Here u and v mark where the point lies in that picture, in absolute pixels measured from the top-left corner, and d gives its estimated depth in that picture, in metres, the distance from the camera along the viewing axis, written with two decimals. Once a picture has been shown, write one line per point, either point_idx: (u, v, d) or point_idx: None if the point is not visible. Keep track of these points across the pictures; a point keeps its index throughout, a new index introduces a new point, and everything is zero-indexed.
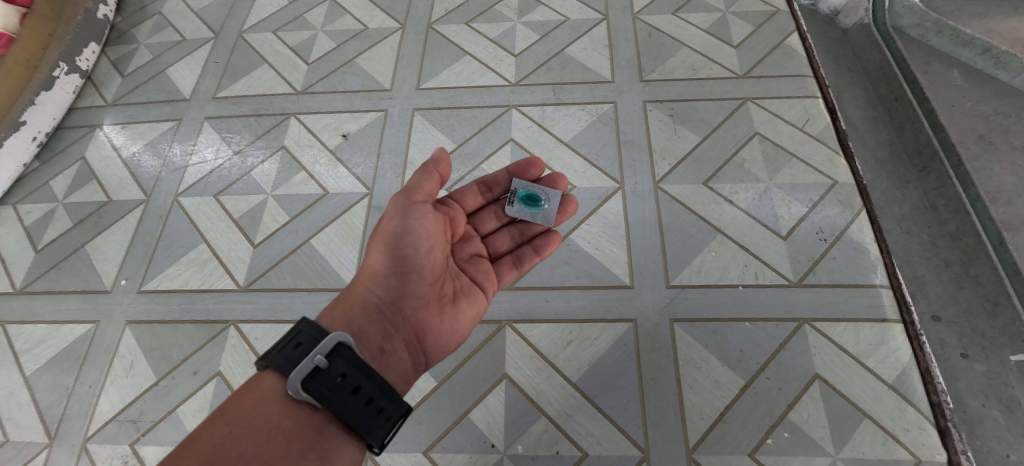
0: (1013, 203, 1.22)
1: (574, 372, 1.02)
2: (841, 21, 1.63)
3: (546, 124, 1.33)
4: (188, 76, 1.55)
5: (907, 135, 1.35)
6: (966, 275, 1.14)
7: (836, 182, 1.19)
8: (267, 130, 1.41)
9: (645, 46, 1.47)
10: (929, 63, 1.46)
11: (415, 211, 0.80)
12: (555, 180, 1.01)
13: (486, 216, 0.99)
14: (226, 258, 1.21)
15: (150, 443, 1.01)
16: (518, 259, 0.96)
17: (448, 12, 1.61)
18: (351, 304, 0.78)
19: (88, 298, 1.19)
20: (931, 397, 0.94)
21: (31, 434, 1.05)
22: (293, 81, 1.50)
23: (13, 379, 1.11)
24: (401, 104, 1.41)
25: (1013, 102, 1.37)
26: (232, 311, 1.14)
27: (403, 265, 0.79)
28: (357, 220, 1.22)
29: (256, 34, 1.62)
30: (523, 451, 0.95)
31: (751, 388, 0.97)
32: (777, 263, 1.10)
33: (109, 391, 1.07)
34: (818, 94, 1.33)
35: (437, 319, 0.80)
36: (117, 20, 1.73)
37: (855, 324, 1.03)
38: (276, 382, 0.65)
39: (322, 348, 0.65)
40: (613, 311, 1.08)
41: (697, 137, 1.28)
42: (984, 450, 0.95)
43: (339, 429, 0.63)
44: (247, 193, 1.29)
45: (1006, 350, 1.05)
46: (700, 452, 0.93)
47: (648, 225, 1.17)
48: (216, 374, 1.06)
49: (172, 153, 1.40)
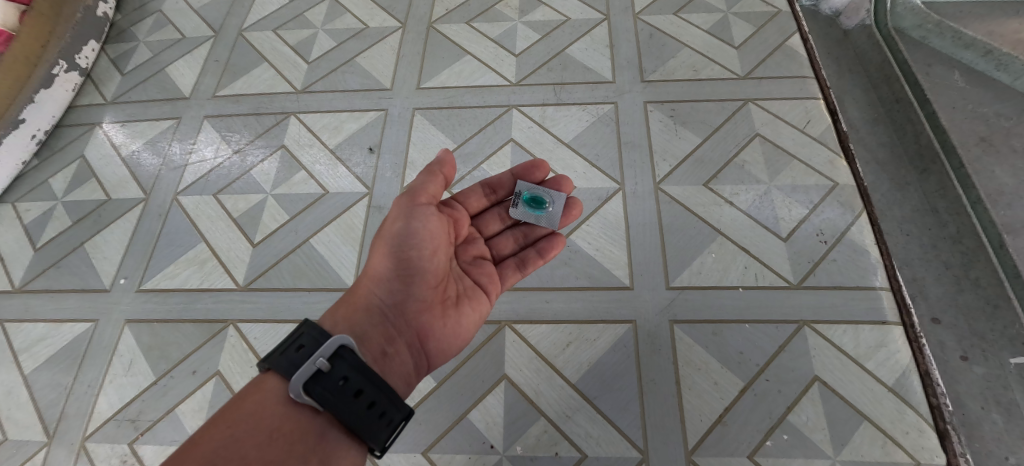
0: (1013, 206, 1.22)
1: (574, 372, 1.02)
2: (841, 22, 1.62)
3: (546, 124, 1.33)
4: (188, 74, 1.55)
5: (907, 136, 1.34)
6: (966, 278, 1.14)
7: (836, 184, 1.19)
8: (267, 129, 1.40)
9: (646, 47, 1.46)
10: (930, 65, 1.46)
11: (419, 214, 0.80)
12: (560, 183, 1.00)
13: (490, 218, 0.99)
14: (226, 258, 1.21)
15: (149, 442, 1.01)
16: (522, 262, 0.95)
17: (449, 11, 1.61)
18: (354, 306, 0.78)
19: (87, 297, 1.19)
20: (930, 400, 0.94)
21: (31, 432, 1.04)
22: (293, 81, 1.49)
23: (13, 378, 1.11)
24: (401, 103, 1.41)
25: (1014, 104, 1.36)
26: (232, 310, 1.14)
27: (406, 267, 0.78)
28: (357, 220, 1.22)
29: (256, 33, 1.62)
30: (522, 452, 0.95)
31: (751, 390, 0.97)
32: (778, 265, 1.10)
33: (108, 390, 1.07)
34: (819, 95, 1.33)
35: (440, 323, 0.79)
36: (117, 18, 1.72)
37: (854, 326, 1.02)
38: (277, 385, 0.64)
39: (324, 351, 0.64)
40: (613, 312, 1.07)
41: (697, 138, 1.28)
42: (983, 452, 0.95)
43: (340, 433, 0.63)
44: (247, 192, 1.29)
45: (1005, 352, 1.05)
46: (699, 454, 0.93)
47: (648, 226, 1.17)
48: (215, 373, 1.06)
49: (172, 151, 1.39)
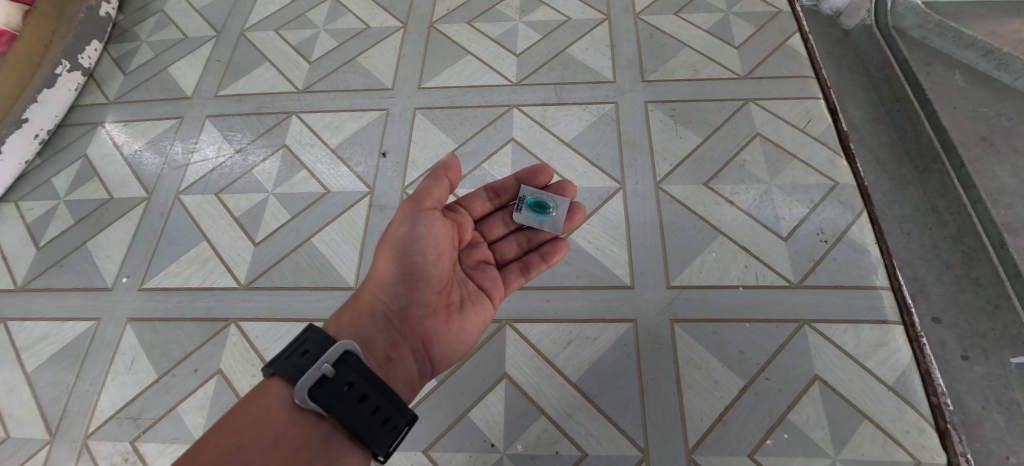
0: (1015, 205, 1.22)
1: (574, 371, 1.02)
2: (842, 22, 1.62)
3: (547, 123, 1.33)
4: (189, 73, 1.56)
5: (908, 137, 1.35)
6: (967, 277, 1.15)
7: (837, 183, 1.19)
8: (268, 128, 1.41)
9: (646, 46, 1.47)
10: (931, 65, 1.46)
11: (424, 218, 0.80)
12: (564, 188, 1.00)
13: (494, 223, 0.99)
14: (227, 256, 1.21)
15: (150, 440, 1.01)
16: (525, 266, 0.96)
17: (451, 11, 1.61)
18: (359, 310, 0.79)
19: (89, 295, 1.19)
20: (931, 399, 0.94)
21: (32, 430, 1.05)
22: (294, 80, 1.50)
23: (14, 376, 1.11)
24: (401, 103, 1.41)
25: (1015, 103, 1.36)
26: (232, 308, 1.14)
27: (410, 273, 0.79)
28: (358, 219, 1.22)
29: (258, 33, 1.62)
30: (523, 450, 0.95)
31: (751, 389, 0.98)
32: (778, 264, 1.10)
33: (110, 387, 1.07)
34: (819, 95, 1.33)
35: (444, 328, 0.80)
36: (117, 18, 1.72)
37: (854, 326, 1.03)
38: (282, 390, 0.65)
39: (330, 356, 0.65)
40: (613, 311, 1.08)
41: (697, 138, 1.28)
42: (984, 452, 0.95)
43: (345, 438, 0.63)
44: (248, 191, 1.30)
45: (1006, 352, 1.05)
46: (699, 453, 0.93)
47: (648, 225, 1.17)
48: (216, 371, 1.06)
49: (174, 151, 1.40)
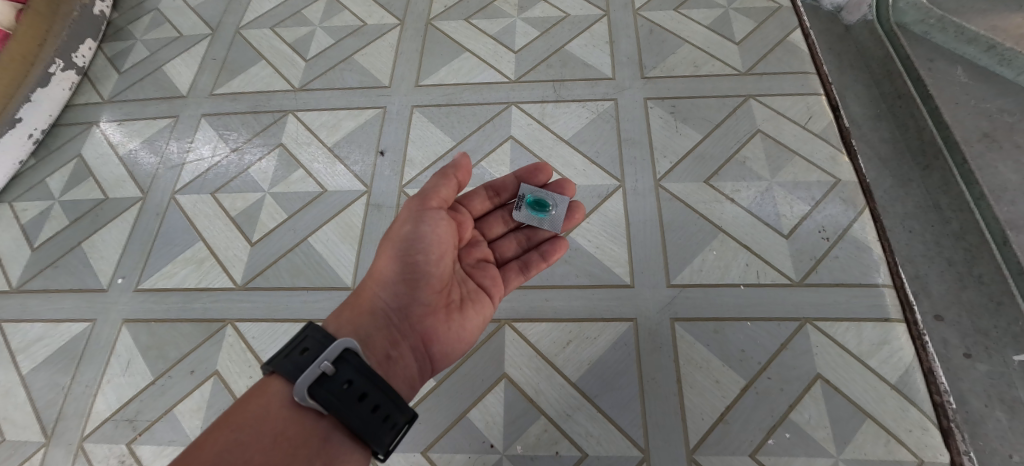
0: (1018, 202, 1.21)
1: (574, 371, 1.01)
2: (843, 17, 1.61)
3: (546, 121, 1.32)
4: (185, 72, 1.54)
5: (910, 132, 1.34)
6: (970, 274, 1.13)
7: (838, 181, 1.18)
8: (264, 128, 1.39)
9: (646, 43, 1.45)
10: (933, 60, 1.45)
11: (428, 217, 0.79)
12: (562, 187, 0.99)
13: (494, 221, 0.98)
14: (224, 256, 1.20)
15: (147, 443, 1.00)
16: (525, 264, 0.94)
17: (448, 8, 1.59)
18: (359, 308, 0.78)
19: (84, 297, 1.18)
20: (933, 398, 0.94)
21: (27, 433, 1.04)
22: (291, 78, 1.48)
23: (9, 378, 1.10)
24: (400, 101, 1.40)
25: (1018, 98, 1.35)
26: (229, 310, 1.13)
27: (411, 271, 0.77)
28: (355, 219, 1.21)
29: (254, 31, 1.61)
30: (522, 451, 0.94)
31: (752, 388, 0.97)
32: (779, 262, 1.09)
33: (106, 390, 1.06)
34: (820, 91, 1.32)
35: (445, 326, 0.79)
36: (112, 16, 1.71)
37: (856, 324, 1.02)
38: (281, 388, 0.64)
39: (329, 354, 0.64)
40: (613, 310, 1.07)
41: (698, 136, 1.27)
42: (986, 450, 0.94)
43: (345, 436, 0.62)
44: (245, 190, 1.28)
45: (1009, 350, 1.04)
46: (700, 453, 0.92)
47: (648, 223, 1.16)
48: (213, 373, 1.06)
49: (170, 150, 1.38)
